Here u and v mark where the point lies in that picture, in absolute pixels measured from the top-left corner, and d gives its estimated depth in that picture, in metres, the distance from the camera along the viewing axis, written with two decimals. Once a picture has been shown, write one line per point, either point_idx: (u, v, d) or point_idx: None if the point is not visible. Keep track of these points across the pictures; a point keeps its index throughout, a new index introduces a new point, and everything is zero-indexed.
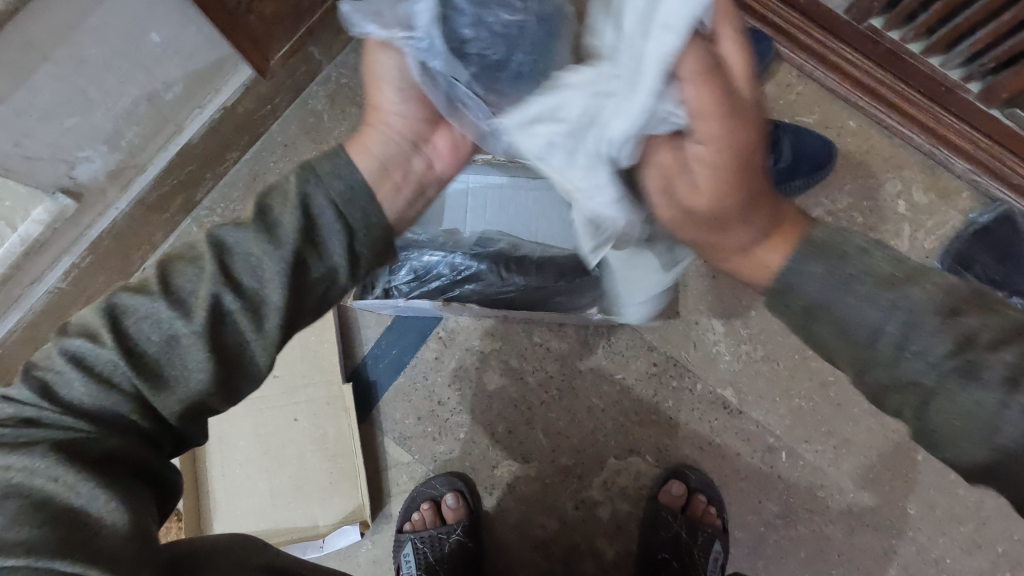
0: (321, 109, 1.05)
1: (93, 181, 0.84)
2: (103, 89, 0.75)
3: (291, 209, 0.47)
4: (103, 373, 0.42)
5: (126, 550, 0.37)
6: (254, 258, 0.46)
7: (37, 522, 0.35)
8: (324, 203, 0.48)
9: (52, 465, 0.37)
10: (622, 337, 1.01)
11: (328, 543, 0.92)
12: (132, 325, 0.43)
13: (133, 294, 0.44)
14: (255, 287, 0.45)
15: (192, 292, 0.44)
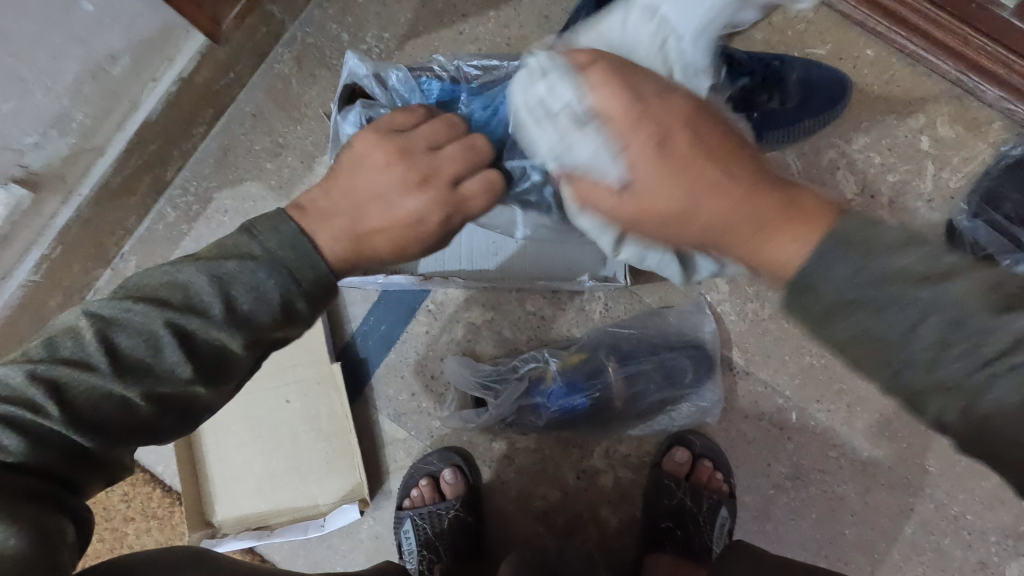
0: (288, 73, 0.98)
1: (47, 167, 0.80)
2: (37, 67, 0.69)
3: (165, 339, 0.42)
4: (76, 392, 0.41)
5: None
6: (114, 391, 0.41)
7: None
8: (198, 306, 0.43)
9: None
10: (619, 302, 0.95)
11: (328, 522, 0.91)
12: (39, 432, 0.40)
13: (122, 329, 0.42)
14: (168, 375, 0.43)
15: (158, 343, 0.42)
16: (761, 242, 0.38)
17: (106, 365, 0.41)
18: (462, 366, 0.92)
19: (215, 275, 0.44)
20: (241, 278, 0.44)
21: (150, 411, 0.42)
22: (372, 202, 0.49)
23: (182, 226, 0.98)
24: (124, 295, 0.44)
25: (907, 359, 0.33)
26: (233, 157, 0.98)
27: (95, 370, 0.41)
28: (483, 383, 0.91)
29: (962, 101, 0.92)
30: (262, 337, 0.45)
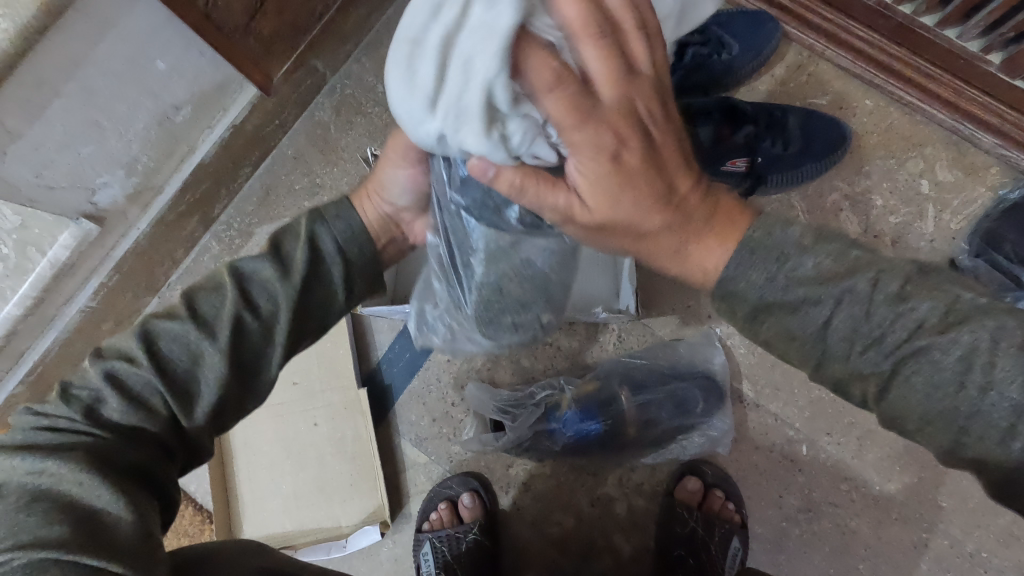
0: (328, 120, 1.08)
1: (113, 205, 0.89)
2: (114, 117, 0.78)
3: (233, 296, 0.49)
4: (167, 356, 0.47)
5: (141, 549, 0.39)
6: (194, 341, 0.48)
7: (66, 521, 0.38)
8: (261, 261, 0.51)
9: (81, 472, 0.41)
10: (632, 333, 1.00)
11: (350, 543, 0.97)
12: (136, 391, 0.46)
13: (208, 293, 0.50)
14: (239, 325, 0.49)
15: (218, 311, 0.49)
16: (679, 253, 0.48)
17: (190, 319, 0.48)
18: (475, 389, 0.98)
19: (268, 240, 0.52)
20: (294, 238, 0.53)
21: (222, 361, 0.48)
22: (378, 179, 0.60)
23: (225, 257, 1.06)
24: (207, 275, 0.52)
25: (824, 351, 0.42)
26: (274, 197, 1.07)
27: (185, 329, 0.48)
28: (499, 409, 0.95)
29: (959, 146, 0.97)
30: (313, 295, 0.52)
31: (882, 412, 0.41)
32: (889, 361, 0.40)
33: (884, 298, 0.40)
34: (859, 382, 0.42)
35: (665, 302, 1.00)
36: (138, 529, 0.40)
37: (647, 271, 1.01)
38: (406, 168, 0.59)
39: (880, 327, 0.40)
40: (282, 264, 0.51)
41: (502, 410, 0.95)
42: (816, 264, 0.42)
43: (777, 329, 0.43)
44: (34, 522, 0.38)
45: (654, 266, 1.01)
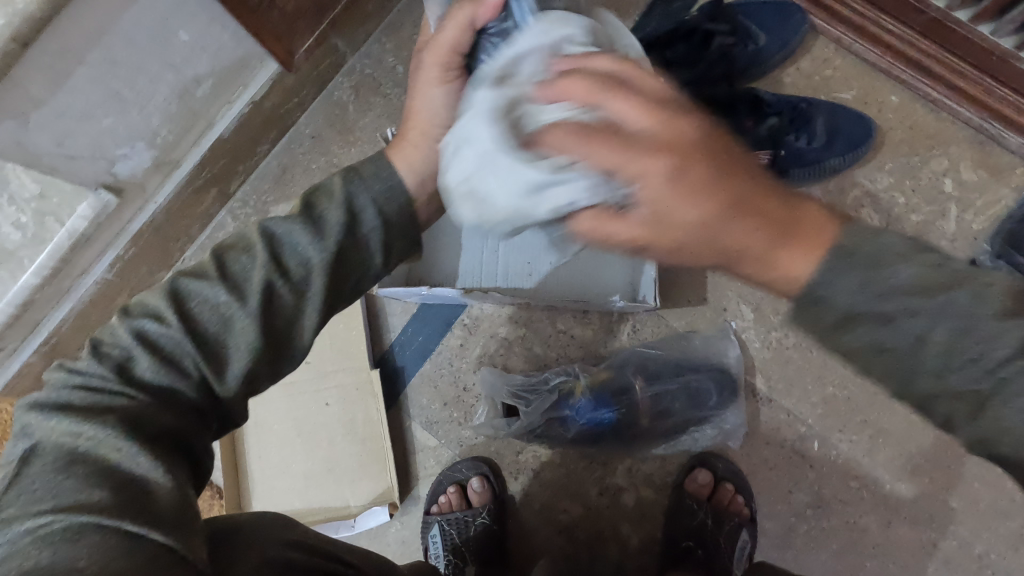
0: (346, 100, 1.07)
1: (132, 177, 0.88)
2: (136, 88, 0.78)
3: (265, 262, 0.49)
4: (197, 317, 0.47)
5: (174, 517, 0.40)
6: (225, 304, 0.47)
7: (106, 487, 0.38)
8: (294, 223, 0.50)
9: (116, 437, 0.41)
10: (647, 324, 0.99)
11: (359, 523, 0.96)
12: (168, 351, 0.46)
13: (240, 254, 0.49)
14: (267, 290, 0.48)
15: (246, 275, 0.48)
16: (769, 266, 0.41)
17: (219, 278, 0.48)
18: (488, 372, 0.97)
19: (301, 201, 0.52)
20: (328, 199, 0.52)
21: (255, 326, 0.47)
22: (423, 108, 0.61)
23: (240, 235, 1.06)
24: (233, 236, 0.51)
25: (916, 368, 0.37)
26: (291, 175, 1.07)
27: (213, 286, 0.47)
28: (513, 394, 0.95)
29: (984, 146, 0.96)
30: (343, 257, 0.51)
31: (974, 441, 0.36)
32: (985, 377, 0.35)
33: (991, 313, 0.35)
34: (948, 407, 0.37)
35: (680, 293, 1.00)
36: (176, 501, 0.40)
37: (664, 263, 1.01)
38: (443, 86, 0.60)
39: (985, 343, 0.35)
40: (317, 226, 0.50)
41: (516, 394, 0.95)
42: (909, 271, 0.37)
43: (867, 339, 0.38)
44: (71, 486, 0.38)
45: None
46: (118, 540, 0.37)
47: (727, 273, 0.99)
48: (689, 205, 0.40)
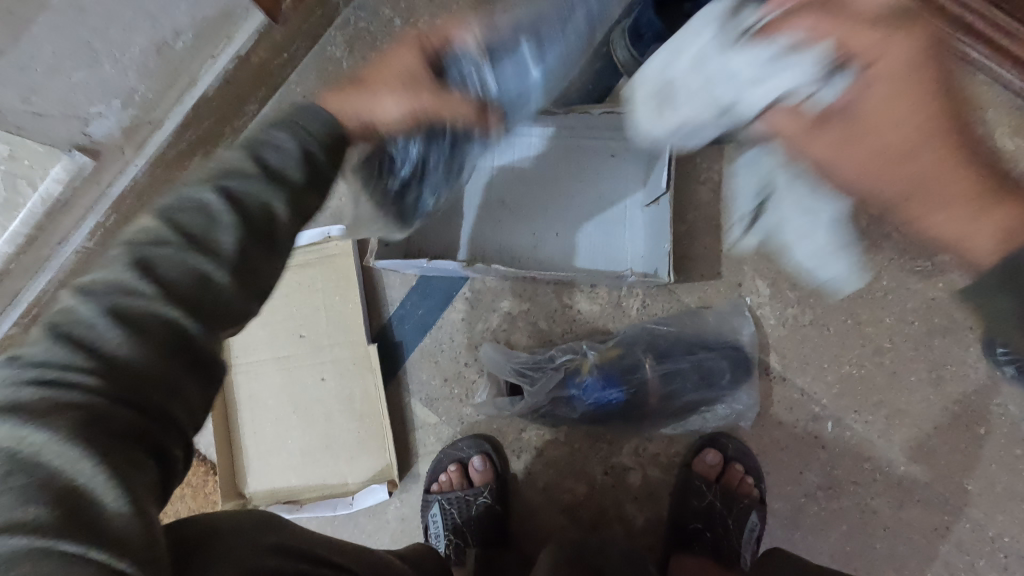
0: (340, 56, 1.00)
1: (109, 138, 0.82)
2: (109, 39, 0.71)
3: (215, 208, 0.41)
4: (164, 279, 0.38)
5: (133, 540, 0.31)
6: (195, 263, 0.39)
7: (44, 501, 0.30)
8: (245, 175, 0.44)
9: (61, 439, 0.31)
10: (657, 300, 0.95)
11: (357, 500, 0.94)
12: (124, 315, 0.36)
13: (189, 207, 0.41)
14: (221, 239, 0.41)
15: (207, 232, 0.40)
16: (965, 226, 0.45)
17: (181, 238, 0.39)
18: (490, 348, 0.93)
19: (247, 152, 0.45)
20: (272, 148, 0.47)
21: (230, 284, 0.40)
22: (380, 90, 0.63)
23: None
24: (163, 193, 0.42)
25: None
26: None
27: (181, 246, 0.39)
28: (515, 372, 0.91)
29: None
30: (301, 200, 0.46)
31: None
32: None
33: None
34: None
35: (694, 267, 0.95)
36: (138, 515, 0.32)
37: (676, 235, 0.96)
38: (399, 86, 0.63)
39: None
40: (273, 175, 0.45)
41: (518, 372, 0.91)
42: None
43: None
44: (0, 501, 0.29)
45: (684, 230, 0.96)
46: (77, 575, 0.29)
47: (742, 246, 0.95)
48: (887, 169, 0.47)
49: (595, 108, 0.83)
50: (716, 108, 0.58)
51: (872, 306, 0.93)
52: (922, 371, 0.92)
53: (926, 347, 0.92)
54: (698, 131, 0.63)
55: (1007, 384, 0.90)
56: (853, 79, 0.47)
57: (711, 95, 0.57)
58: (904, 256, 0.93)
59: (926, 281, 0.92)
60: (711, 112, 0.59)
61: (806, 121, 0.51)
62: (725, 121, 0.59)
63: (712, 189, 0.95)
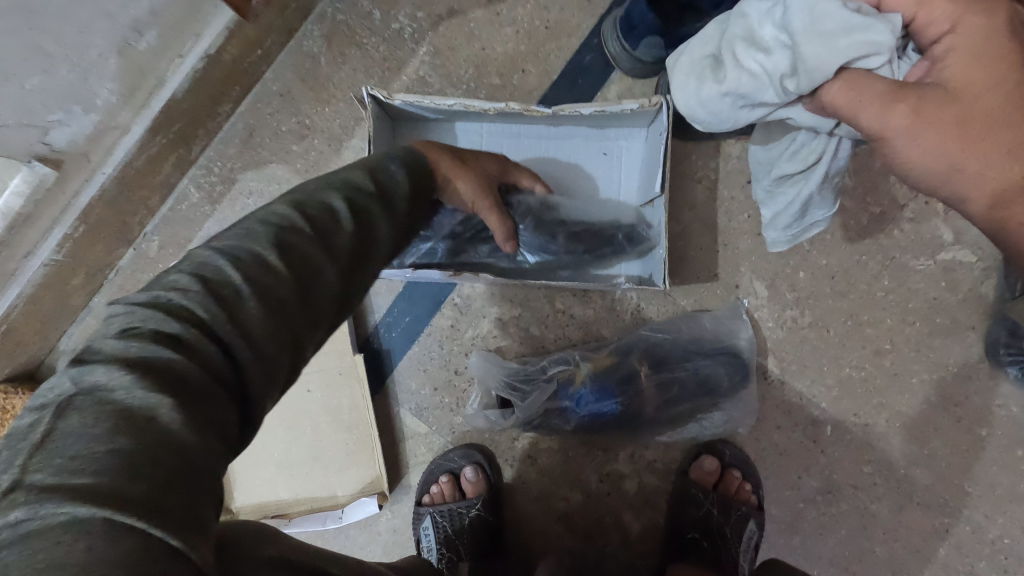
0: (318, 52, 0.95)
1: (72, 145, 0.77)
2: (63, 42, 0.66)
3: (290, 210, 0.43)
4: (261, 281, 0.38)
5: (189, 520, 0.29)
6: (288, 272, 0.40)
7: (137, 470, 0.29)
8: (333, 206, 0.45)
9: (167, 410, 0.31)
10: (652, 303, 0.92)
11: (347, 514, 0.93)
12: (221, 293, 0.37)
13: (282, 221, 0.42)
14: (294, 235, 0.41)
15: (305, 254, 0.41)
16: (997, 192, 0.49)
17: (275, 245, 0.40)
18: (478, 357, 0.90)
19: (340, 190, 0.47)
20: (350, 191, 0.48)
21: (302, 305, 0.40)
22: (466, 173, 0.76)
23: (206, 206, 0.96)
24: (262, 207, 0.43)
25: None
26: (259, 139, 0.96)
27: (277, 253, 0.40)
28: (506, 386, 0.88)
29: None
30: (371, 242, 0.47)
31: None
32: None
33: None
34: None
35: (690, 269, 0.92)
36: (198, 507, 0.30)
37: (672, 235, 0.93)
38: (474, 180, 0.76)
39: None
40: (356, 217, 0.46)
41: (511, 384, 0.88)
42: None
43: None
44: (105, 462, 0.28)
45: (680, 230, 0.92)
46: (120, 545, 0.26)
47: (739, 246, 0.92)
48: (971, 137, 0.49)
49: (585, 107, 0.79)
50: (790, 61, 0.55)
51: (872, 307, 0.90)
52: (923, 372, 0.90)
53: (927, 347, 0.89)
54: (753, 93, 0.58)
55: (1009, 385, 0.87)
56: (946, 50, 0.50)
57: (789, 46, 0.55)
58: (905, 255, 0.90)
59: (927, 280, 0.89)
60: (784, 65, 0.55)
61: (882, 88, 0.51)
62: (791, 86, 0.56)
63: (708, 188, 0.92)
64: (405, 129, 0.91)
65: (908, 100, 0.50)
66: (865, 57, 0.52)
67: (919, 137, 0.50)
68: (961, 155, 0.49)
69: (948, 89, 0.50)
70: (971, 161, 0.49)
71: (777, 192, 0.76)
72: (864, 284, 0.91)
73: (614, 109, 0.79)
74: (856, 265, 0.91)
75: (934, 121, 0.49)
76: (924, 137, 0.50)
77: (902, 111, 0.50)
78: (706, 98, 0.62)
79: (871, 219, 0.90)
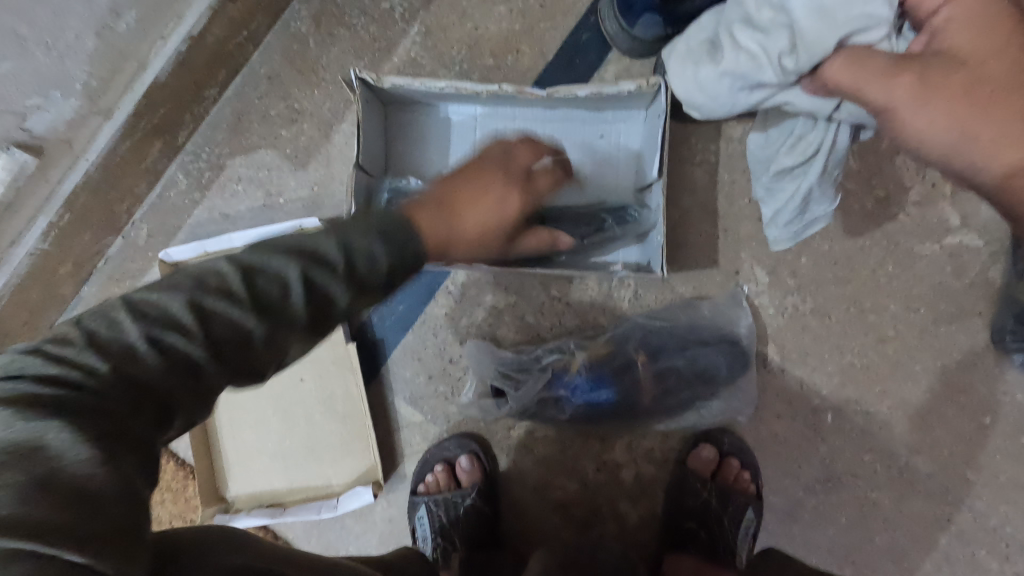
0: (306, 33, 0.92)
1: (52, 132, 0.75)
2: (36, 24, 0.64)
3: (235, 277, 0.40)
4: (173, 344, 0.37)
5: (114, 525, 0.30)
6: (207, 338, 0.38)
7: (36, 502, 0.29)
8: (285, 271, 0.42)
9: (66, 451, 0.31)
10: (649, 290, 0.90)
11: (341, 504, 0.89)
12: (118, 352, 0.36)
13: (209, 282, 0.40)
14: (221, 302, 0.39)
15: (230, 319, 0.39)
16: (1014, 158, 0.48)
17: (198, 306, 0.39)
18: (472, 345, 0.89)
19: (298, 254, 0.42)
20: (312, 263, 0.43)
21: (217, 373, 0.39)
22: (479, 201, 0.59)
23: (194, 193, 0.94)
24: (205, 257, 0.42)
25: None
26: (247, 124, 0.93)
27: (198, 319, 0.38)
28: (499, 375, 0.88)
29: None
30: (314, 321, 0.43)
31: None
32: None
33: None
34: None
35: (688, 255, 0.90)
36: (126, 512, 0.31)
37: (670, 221, 0.90)
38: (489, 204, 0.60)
39: None
40: (308, 292, 0.42)
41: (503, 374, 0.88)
42: None
43: None
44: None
45: (679, 215, 0.90)
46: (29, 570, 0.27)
47: (739, 231, 0.89)
48: (981, 103, 0.50)
49: (581, 88, 0.77)
50: (788, 40, 0.60)
51: (876, 293, 0.88)
52: (927, 360, 0.88)
53: (932, 334, 0.87)
54: (754, 73, 0.62)
55: (1014, 372, 0.85)
56: (947, 23, 0.52)
57: (788, 28, 0.60)
58: (910, 240, 0.87)
59: (933, 265, 0.87)
60: (783, 45, 0.60)
61: (884, 63, 0.53)
62: (789, 64, 0.60)
63: (708, 172, 0.89)
64: (397, 113, 0.89)
65: (908, 71, 0.52)
66: (866, 31, 0.57)
67: (923, 107, 0.51)
68: (971, 123, 0.50)
69: (951, 60, 0.51)
70: (983, 127, 0.49)
71: (777, 187, 0.73)
72: (867, 270, 0.88)
73: (610, 90, 0.76)
74: (860, 251, 0.88)
75: (934, 90, 0.51)
76: (930, 107, 0.51)
77: (905, 80, 0.51)
78: (704, 80, 0.66)
79: (875, 203, 0.88)
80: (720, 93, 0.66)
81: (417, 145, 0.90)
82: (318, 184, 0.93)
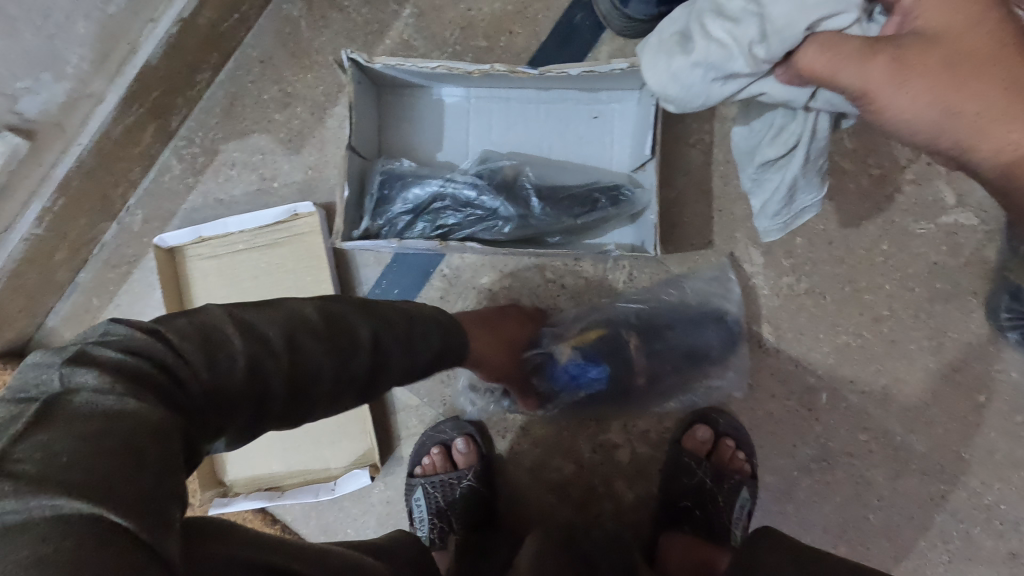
0: (298, 15, 0.91)
1: (43, 115, 0.75)
2: (23, 3, 0.64)
3: (286, 340, 0.43)
4: (234, 364, 0.40)
5: (155, 498, 0.29)
6: (263, 371, 0.41)
7: (91, 458, 0.29)
8: (325, 340, 0.46)
9: (128, 421, 0.31)
10: (644, 271, 0.91)
11: (339, 486, 0.91)
12: (181, 366, 0.37)
13: (260, 330, 0.43)
14: (273, 356, 0.42)
15: (280, 373, 0.42)
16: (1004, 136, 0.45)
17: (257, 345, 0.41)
18: None
19: (332, 322, 0.47)
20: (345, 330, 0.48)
21: (264, 405, 0.42)
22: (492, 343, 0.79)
23: (189, 178, 0.94)
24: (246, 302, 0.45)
25: None
26: (240, 108, 0.93)
27: (258, 355, 0.41)
28: None
29: None
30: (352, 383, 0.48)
31: None
32: None
33: None
34: None
35: (683, 237, 0.90)
36: (170, 488, 0.30)
37: (665, 202, 0.90)
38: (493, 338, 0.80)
39: None
40: (344, 357, 0.47)
41: None
42: None
43: None
44: (60, 451, 0.28)
45: (674, 196, 0.90)
46: (82, 533, 0.26)
47: (734, 212, 0.89)
48: (960, 79, 0.45)
49: (574, 67, 0.76)
50: (759, 28, 0.50)
51: (871, 272, 0.88)
52: (922, 339, 0.88)
53: (927, 313, 0.87)
54: (725, 63, 0.52)
55: (1010, 350, 0.85)
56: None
57: (758, 14, 0.50)
58: (905, 218, 0.87)
59: (928, 244, 0.87)
60: (753, 32, 0.51)
61: (857, 45, 0.47)
62: (761, 53, 0.51)
63: (703, 152, 0.89)
64: (391, 96, 0.89)
65: (881, 50, 0.46)
66: (835, 15, 0.48)
67: (904, 86, 0.45)
68: (955, 100, 0.45)
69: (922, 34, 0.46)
70: (969, 104, 0.45)
71: (762, 178, 0.68)
72: (862, 249, 0.88)
73: (603, 69, 0.76)
74: (855, 230, 0.88)
75: (914, 67, 0.45)
76: (910, 86, 0.45)
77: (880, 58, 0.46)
78: (677, 71, 0.55)
79: (870, 182, 0.87)
80: (696, 84, 0.55)
81: (410, 128, 0.90)
82: (312, 167, 0.93)
